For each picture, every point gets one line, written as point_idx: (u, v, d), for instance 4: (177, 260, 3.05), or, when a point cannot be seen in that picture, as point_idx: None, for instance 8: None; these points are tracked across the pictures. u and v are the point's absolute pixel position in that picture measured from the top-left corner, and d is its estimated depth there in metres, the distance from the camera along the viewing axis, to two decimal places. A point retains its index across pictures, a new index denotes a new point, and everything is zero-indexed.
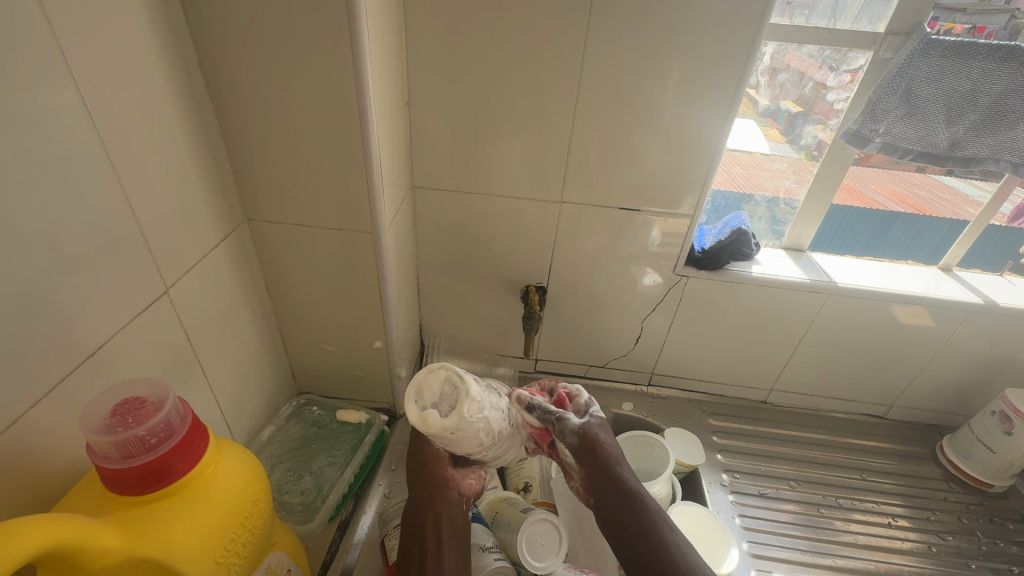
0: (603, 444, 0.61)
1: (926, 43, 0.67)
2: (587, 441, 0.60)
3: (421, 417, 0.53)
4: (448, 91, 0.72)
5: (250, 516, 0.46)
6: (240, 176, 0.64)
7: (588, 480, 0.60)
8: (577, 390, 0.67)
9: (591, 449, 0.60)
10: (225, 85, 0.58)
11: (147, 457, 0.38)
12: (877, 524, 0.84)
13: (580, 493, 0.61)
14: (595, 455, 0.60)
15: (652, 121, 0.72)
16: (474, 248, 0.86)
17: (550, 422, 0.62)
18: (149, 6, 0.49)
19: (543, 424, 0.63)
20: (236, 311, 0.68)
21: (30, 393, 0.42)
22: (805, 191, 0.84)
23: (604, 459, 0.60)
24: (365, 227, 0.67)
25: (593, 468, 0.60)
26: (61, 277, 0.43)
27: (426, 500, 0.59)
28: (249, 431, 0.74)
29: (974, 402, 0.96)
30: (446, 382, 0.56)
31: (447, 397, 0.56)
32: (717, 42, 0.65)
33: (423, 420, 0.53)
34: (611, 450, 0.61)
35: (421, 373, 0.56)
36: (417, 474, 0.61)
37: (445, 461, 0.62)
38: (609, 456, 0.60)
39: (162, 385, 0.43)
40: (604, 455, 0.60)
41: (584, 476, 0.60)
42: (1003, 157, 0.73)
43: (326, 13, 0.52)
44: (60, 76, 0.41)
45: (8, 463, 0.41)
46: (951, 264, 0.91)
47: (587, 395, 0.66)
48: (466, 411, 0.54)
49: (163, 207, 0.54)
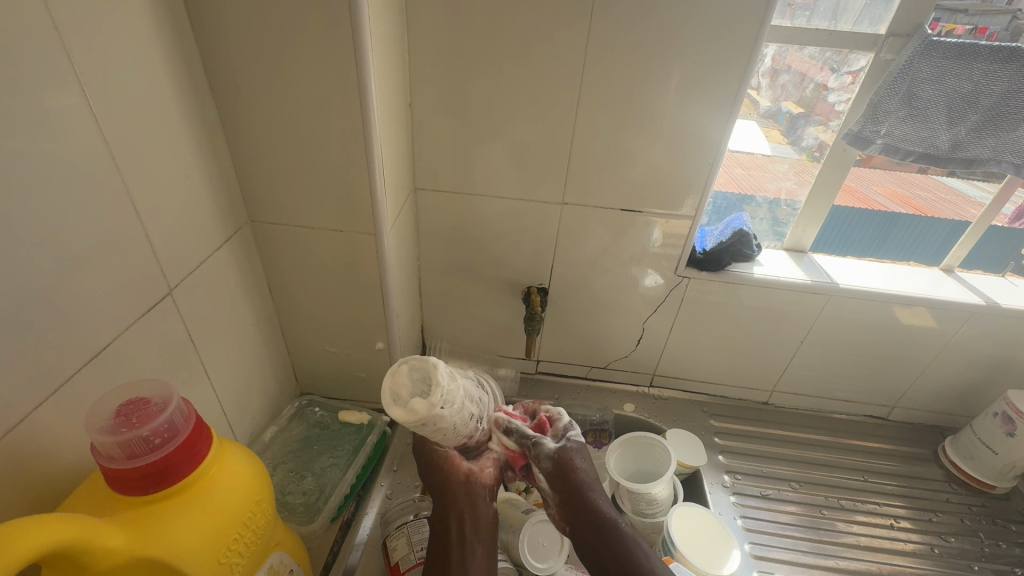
0: (576, 473, 0.57)
1: (927, 44, 0.67)
2: (561, 468, 0.57)
3: (407, 409, 0.50)
4: (450, 93, 0.72)
5: (253, 516, 0.46)
6: (243, 178, 0.65)
7: (564, 510, 0.57)
8: (557, 413, 0.63)
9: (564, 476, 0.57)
10: (229, 88, 0.58)
11: (151, 457, 0.39)
12: (880, 526, 0.84)
13: (557, 522, 0.58)
14: (567, 481, 0.57)
15: (653, 123, 0.72)
16: (476, 249, 0.87)
17: (527, 447, 0.59)
18: (153, 10, 0.49)
19: (520, 448, 0.60)
20: (239, 312, 0.69)
21: (36, 394, 0.43)
22: (806, 192, 0.84)
23: (580, 494, 0.57)
24: (368, 229, 0.67)
25: (567, 497, 0.57)
26: (66, 279, 0.44)
27: (451, 493, 0.57)
28: (252, 432, 0.75)
29: (977, 403, 0.95)
30: (413, 372, 0.53)
31: (423, 384, 0.53)
32: (719, 43, 0.65)
33: (408, 414, 0.50)
34: (585, 476, 0.58)
35: (387, 377, 0.52)
36: (433, 475, 0.59)
37: (460, 459, 0.59)
38: (581, 483, 0.57)
39: (166, 386, 0.43)
40: (577, 485, 0.57)
41: (558, 505, 0.57)
42: (1005, 157, 0.73)
43: (329, 16, 0.52)
44: (65, 79, 0.42)
45: (13, 463, 0.41)
46: (952, 265, 0.90)
47: (567, 418, 0.62)
48: (444, 382, 0.52)
49: (166, 209, 0.54)
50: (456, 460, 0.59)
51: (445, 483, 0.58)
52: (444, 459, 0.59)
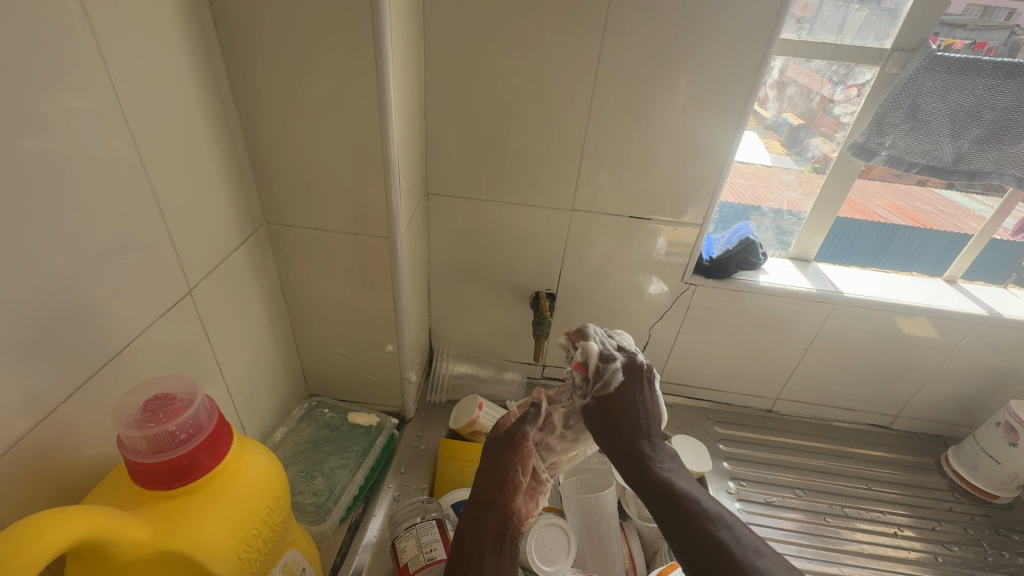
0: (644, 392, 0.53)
1: (931, 59, 0.69)
2: (611, 404, 0.52)
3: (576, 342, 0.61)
4: (463, 100, 0.73)
5: (271, 513, 0.47)
6: (260, 180, 0.66)
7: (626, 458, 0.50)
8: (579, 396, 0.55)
9: (615, 410, 0.52)
10: (249, 92, 0.59)
11: (176, 452, 0.39)
12: (884, 534, 0.85)
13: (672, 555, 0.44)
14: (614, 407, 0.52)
15: (663, 132, 0.73)
16: (484, 255, 0.88)
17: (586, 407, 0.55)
18: (180, 15, 0.51)
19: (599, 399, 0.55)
20: (253, 313, 0.69)
21: (60, 390, 0.43)
22: (811, 203, 0.85)
23: (634, 426, 0.51)
24: (381, 232, 0.68)
25: (616, 442, 0.51)
26: (92, 277, 0.45)
27: (489, 515, 0.56)
28: (262, 432, 0.75)
29: (978, 413, 0.96)
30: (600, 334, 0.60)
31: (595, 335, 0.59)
32: (729, 54, 0.67)
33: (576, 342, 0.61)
34: (649, 406, 0.52)
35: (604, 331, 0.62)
36: (488, 492, 0.57)
37: (519, 493, 0.58)
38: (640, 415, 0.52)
39: (191, 381, 0.44)
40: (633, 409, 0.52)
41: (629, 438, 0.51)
42: (1007, 171, 0.74)
43: (351, 23, 0.54)
44: (95, 83, 0.43)
45: (38, 456, 0.42)
46: (955, 276, 0.91)
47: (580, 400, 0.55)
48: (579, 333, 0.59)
49: (188, 211, 0.55)
50: (516, 494, 0.58)
51: (499, 505, 0.57)
52: (510, 483, 0.58)
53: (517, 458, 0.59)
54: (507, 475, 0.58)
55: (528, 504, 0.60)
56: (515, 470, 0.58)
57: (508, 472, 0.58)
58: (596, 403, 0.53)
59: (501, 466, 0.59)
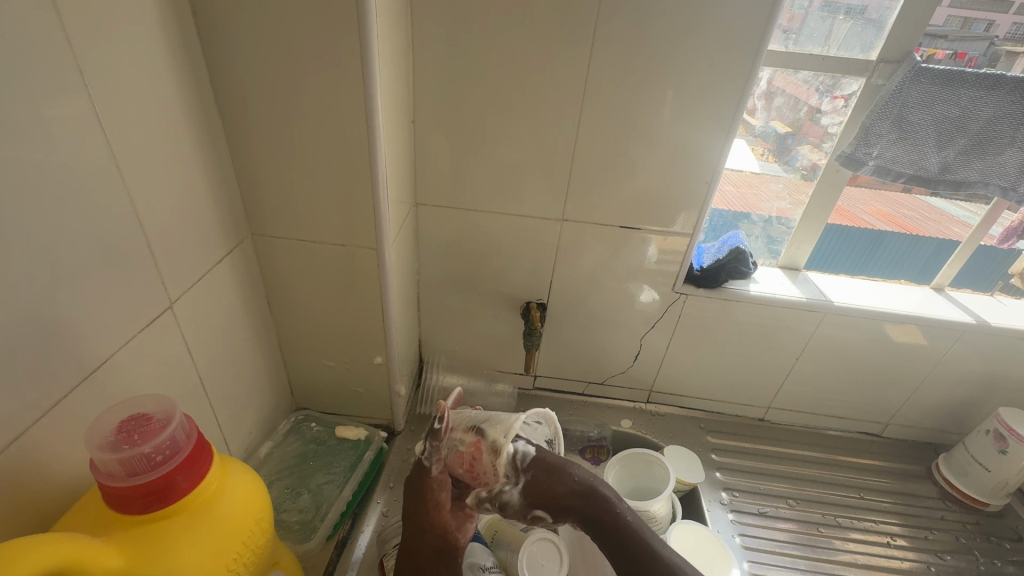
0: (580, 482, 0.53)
1: (916, 71, 0.70)
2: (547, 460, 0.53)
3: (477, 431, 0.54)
4: (451, 111, 0.73)
5: (254, 536, 0.45)
6: (245, 192, 0.65)
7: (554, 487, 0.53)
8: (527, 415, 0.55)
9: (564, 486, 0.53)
10: (236, 103, 0.58)
11: (152, 475, 0.38)
12: (877, 544, 0.84)
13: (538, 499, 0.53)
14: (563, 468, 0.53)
15: (652, 143, 0.73)
16: (474, 265, 0.87)
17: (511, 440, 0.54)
18: (163, 26, 0.50)
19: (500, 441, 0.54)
20: (237, 325, 0.68)
21: (32, 411, 0.42)
22: (800, 211, 0.86)
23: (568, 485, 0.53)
24: (369, 244, 0.67)
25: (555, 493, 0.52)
26: (72, 289, 0.44)
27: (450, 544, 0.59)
28: (247, 447, 0.74)
29: (968, 420, 0.97)
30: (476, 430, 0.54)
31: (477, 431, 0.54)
32: (717, 63, 0.67)
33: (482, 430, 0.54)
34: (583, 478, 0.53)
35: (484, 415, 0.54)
36: (420, 519, 0.59)
37: (448, 510, 0.58)
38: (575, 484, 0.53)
39: (169, 402, 0.43)
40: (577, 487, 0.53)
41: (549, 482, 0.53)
42: (992, 181, 0.75)
43: (338, 34, 0.53)
44: (71, 92, 0.42)
45: (8, 479, 0.41)
46: (943, 284, 0.92)
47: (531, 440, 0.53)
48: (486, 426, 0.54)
49: (169, 222, 0.54)
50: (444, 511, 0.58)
51: (427, 525, 0.59)
52: (432, 507, 0.58)
53: (427, 481, 0.58)
54: (427, 497, 0.58)
55: (460, 519, 0.59)
56: (434, 490, 0.58)
57: (427, 496, 0.58)
58: (523, 479, 0.52)
59: (419, 492, 0.59)
